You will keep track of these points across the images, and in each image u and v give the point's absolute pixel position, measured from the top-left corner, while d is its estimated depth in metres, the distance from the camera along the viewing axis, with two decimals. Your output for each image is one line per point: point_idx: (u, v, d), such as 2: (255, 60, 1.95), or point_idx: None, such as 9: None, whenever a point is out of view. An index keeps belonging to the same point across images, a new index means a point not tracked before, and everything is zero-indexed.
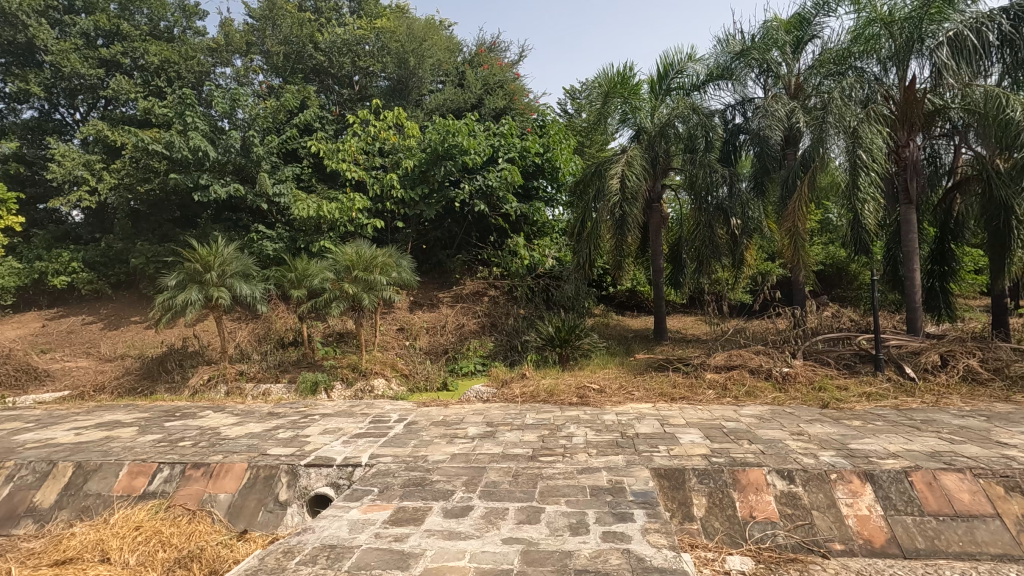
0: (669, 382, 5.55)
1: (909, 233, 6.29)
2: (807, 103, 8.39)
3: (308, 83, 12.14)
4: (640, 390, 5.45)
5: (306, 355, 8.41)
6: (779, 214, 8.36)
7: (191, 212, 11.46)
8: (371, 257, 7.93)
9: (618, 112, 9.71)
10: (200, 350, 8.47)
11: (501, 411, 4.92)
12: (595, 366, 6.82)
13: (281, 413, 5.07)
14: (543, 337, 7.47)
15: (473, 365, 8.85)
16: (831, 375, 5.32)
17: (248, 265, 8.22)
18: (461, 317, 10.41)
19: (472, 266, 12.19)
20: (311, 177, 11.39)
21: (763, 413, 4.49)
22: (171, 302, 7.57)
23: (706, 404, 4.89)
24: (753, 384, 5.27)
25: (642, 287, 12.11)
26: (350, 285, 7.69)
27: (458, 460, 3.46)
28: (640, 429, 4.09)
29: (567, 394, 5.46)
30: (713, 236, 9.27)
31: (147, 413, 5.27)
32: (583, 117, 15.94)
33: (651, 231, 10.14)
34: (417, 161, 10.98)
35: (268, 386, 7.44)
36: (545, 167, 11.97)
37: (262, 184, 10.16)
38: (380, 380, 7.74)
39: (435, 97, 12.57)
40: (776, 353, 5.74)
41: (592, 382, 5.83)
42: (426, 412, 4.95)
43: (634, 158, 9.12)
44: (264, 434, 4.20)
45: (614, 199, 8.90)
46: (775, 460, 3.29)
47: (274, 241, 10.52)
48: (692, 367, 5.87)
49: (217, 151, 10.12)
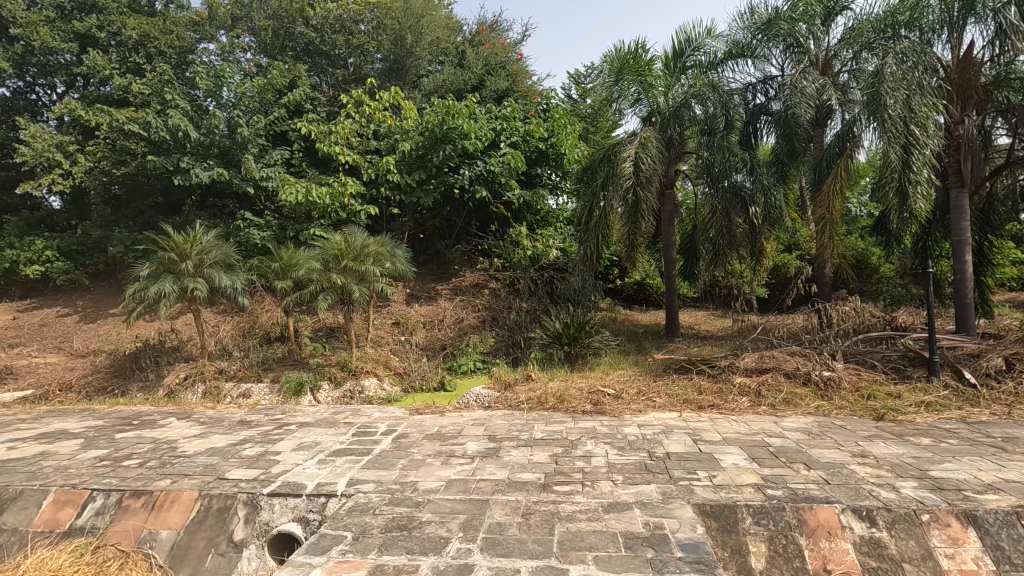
0: (692, 388, 4.93)
1: (960, 221, 5.64)
2: (837, 80, 7.72)
3: (298, 63, 11.44)
4: (662, 396, 4.82)
5: (293, 352, 7.78)
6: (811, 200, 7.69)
7: (175, 199, 10.80)
8: (362, 245, 7.26)
9: (631, 91, 8.97)
10: (178, 346, 7.85)
11: (506, 421, 4.29)
12: (608, 367, 6.19)
13: (253, 422, 4.44)
14: (549, 334, 6.83)
15: (472, 364, 8.24)
16: (879, 381, 4.69)
17: (230, 254, 7.58)
18: (461, 312, 9.78)
19: (472, 257, 11.54)
20: (302, 161, 10.71)
21: (811, 427, 3.85)
22: (143, 294, 6.93)
23: (740, 415, 4.26)
24: (791, 390, 4.63)
25: (652, 280, 11.48)
26: (338, 276, 7.03)
27: (455, 491, 2.85)
28: (671, 447, 3.45)
29: (578, 400, 4.82)
30: (731, 225, 8.67)
31: (102, 420, 4.65)
32: (588, 102, 15.22)
33: (664, 220, 9.48)
34: (414, 145, 10.31)
35: (250, 386, 6.81)
36: (549, 153, 11.30)
37: (249, 167, 9.47)
38: (371, 380, 7.10)
39: (434, 79, 11.92)
40: (814, 354, 5.10)
41: (606, 385, 5.20)
42: (420, 421, 4.32)
43: (648, 140, 8.47)
44: (227, 451, 3.57)
45: (626, 183, 8.30)
46: (846, 493, 2.66)
47: (261, 230, 9.87)
48: (719, 369, 5.22)
49: (200, 132, 9.43)
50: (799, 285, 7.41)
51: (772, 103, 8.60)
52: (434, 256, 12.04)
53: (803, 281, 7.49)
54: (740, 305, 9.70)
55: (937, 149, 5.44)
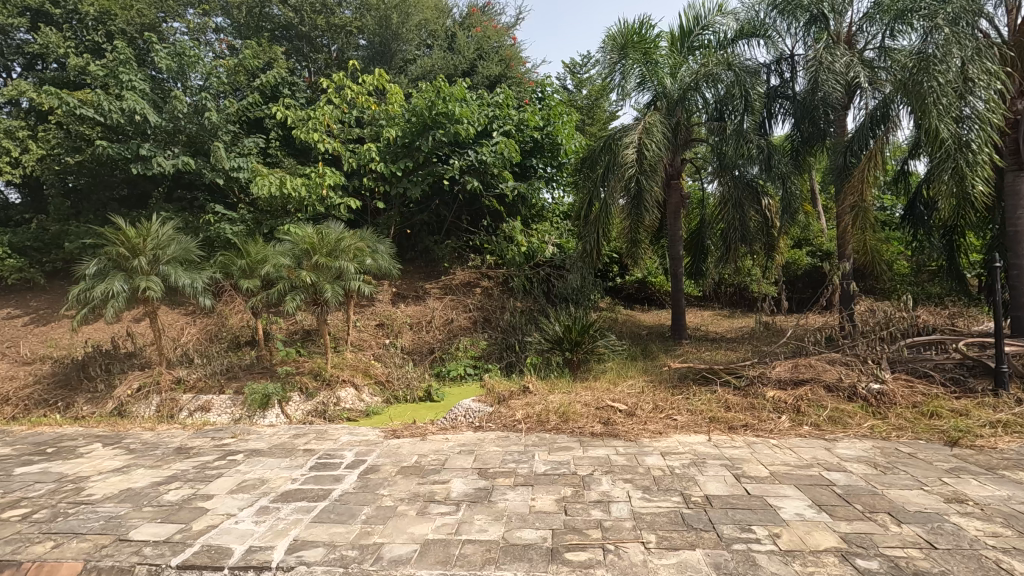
0: (718, 403, 4.21)
1: (1017, 209, 5.00)
2: (864, 56, 7.06)
3: (275, 44, 10.62)
4: (683, 413, 4.09)
5: (261, 359, 6.99)
6: (840, 188, 7.00)
7: (140, 190, 9.95)
8: (339, 239, 6.49)
9: (635, 73, 8.29)
10: (134, 352, 7.03)
11: (501, 448, 3.55)
12: (615, 376, 5.47)
13: (193, 450, 3.65)
14: (548, 338, 6.07)
15: (463, 369, 7.55)
16: (937, 395, 3.99)
17: (191, 249, 6.78)
18: (450, 312, 9.04)
19: (463, 253, 10.77)
20: (279, 150, 9.88)
21: (874, 457, 3.14)
22: (88, 294, 6.09)
23: (782, 439, 3.54)
24: (836, 407, 3.93)
25: (654, 278, 10.79)
26: (307, 273, 6.22)
27: (431, 560, 2.11)
28: (709, 487, 2.73)
29: (585, 419, 4.09)
30: (744, 217, 8.12)
31: (12, 448, 3.85)
32: (585, 93, 14.56)
33: (670, 213, 8.77)
34: (401, 131, 9.53)
35: (210, 398, 6.01)
36: (544, 143, 10.62)
37: (218, 155, 8.63)
38: (348, 391, 6.33)
39: (421, 63, 11.17)
40: (856, 361, 4.39)
41: (615, 399, 4.47)
42: (395, 449, 3.56)
43: (654, 124, 7.76)
44: (142, 497, 2.79)
45: (630, 172, 7.59)
46: (966, 567, 1.95)
47: (233, 224, 9.09)
48: (746, 380, 4.49)
49: (162, 116, 8.57)
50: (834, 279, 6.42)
51: (789, 86, 7.93)
52: (423, 253, 11.28)
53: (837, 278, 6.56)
54: (760, 313, 8.94)
55: (998, 125, 4.77)
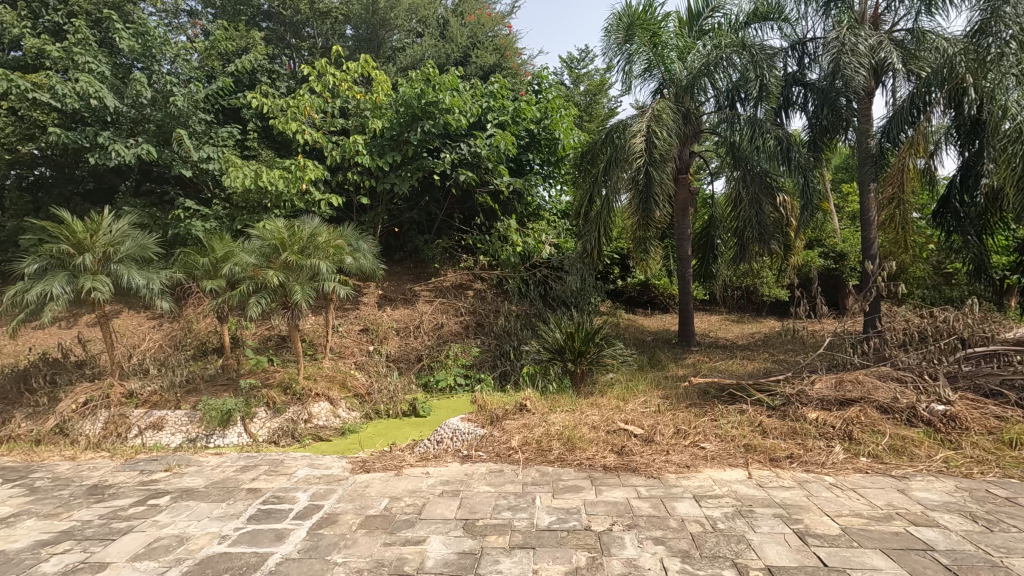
0: (752, 428, 3.54)
1: None
2: (894, 37, 6.43)
3: (254, 29, 9.93)
4: (713, 440, 3.42)
5: (227, 369, 6.27)
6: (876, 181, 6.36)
7: (107, 184, 9.21)
8: (313, 235, 5.79)
9: (642, 59, 7.75)
10: (85, 360, 6.29)
11: (494, 488, 2.85)
12: (624, 390, 4.81)
13: (109, 491, 2.93)
14: (548, 347, 5.33)
15: (453, 380, 6.87)
16: (1015, 419, 3.34)
17: (148, 246, 6.06)
18: (440, 316, 8.37)
19: (455, 253, 10.11)
20: (256, 142, 9.17)
21: (966, 505, 2.48)
22: (24, 296, 5.36)
23: (841, 476, 2.87)
24: (898, 434, 3.27)
25: (658, 280, 10.16)
26: (274, 273, 5.49)
27: None
28: (771, 555, 2.05)
29: (595, 447, 3.41)
30: (760, 214, 7.51)
31: None
32: (582, 89, 14.07)
33: (678, 209, 8.11)
34: (388, 122, 8.78)
35: (164, 414, 5.29)
36: (541, 137, 9.98)
37: (185, 145, 7.89)
38: (322, 406, 5.64)
39: (411, 51, 10.53)
40: (911, 377, 3.75)
41: (629, 421, 3.81)
42: (361, 489, 2.86)
43: (663, 111, 7.16)
44: (10, 569, 2.09)
45: (637, 162, 6.96)
46: None
47: (205, 220, 8.37)
48: (781, 398, 3.83)
49: (124, 101, 7.83)
50: (879, 282, 5.70)
51: (809, 72, 7.30)
52: (411, 253, 10.54)
53: (886, 279, 5.79)
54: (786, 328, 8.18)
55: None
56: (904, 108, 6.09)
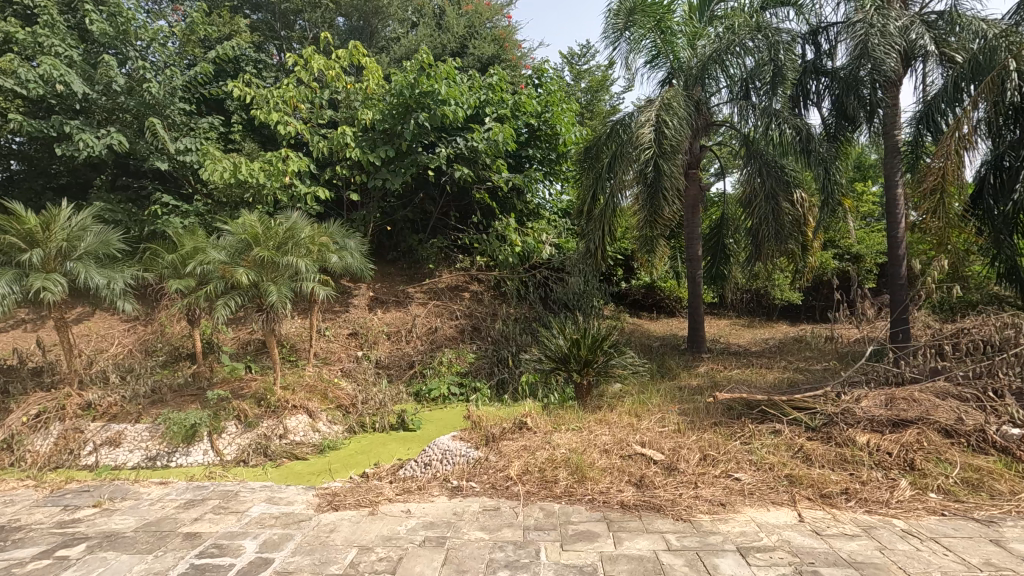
0: (792, 454, 3.03)
1: None
2: (924, 18, 5.90)
3: (238, 15, 9.40)
4: (748, 469, 2.89)
5: (198, 377, 5.73)
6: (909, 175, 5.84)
7: (81, 180, 8.67)
8: (290, 230, 5.26)
9: (647, 45, 7.26)
10: (42, 367, 5.74)
11: (488, 535, 2.33)
12: (637, 404, 4.29)
13: (15, 537, 2.40)
14: (551, 355, 4.78)
15: (446, 389, 6.32)
16: None
17: (112, 243, 5.53)
18: (434, 320, 7.85)
19: (450, 253, 9.58)
20: (240, 134, 8.65)
21: None
22: None
23: (912, 520, 2.35)
24: (970, 463, 2.75)
25: (664, 282, 9.65)
26: (244, 272, 4.95)
27: None
28: None
29: (609, 477, 2.88)
30: (777, 212, 7.00)
31: None
32: (583, 85, 13.63)
33: (688, 207, 7.59)
34: (378, 112, 8.25)
35: (122, 429, 4.75)
36: (540, 131, 9.47)
37: (159, 135, 7.36)
38: (301, 419, 5.09)
39: (406, 41, 10.02)
40: (974, 394, 3.24)
41: (646, 444, 3.29)
42: (325, 536, 2.34)
43: (673, 100, 6.66)
44: None
45: (645, 154, 6.41)
46: None
47: (183, 216, 7.83)
48: (822, 417, 3.31)
49: (95, 88, 7.30)
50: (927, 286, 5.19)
51: (829, 60, 6.77)
52: (406, 253, 9.88)
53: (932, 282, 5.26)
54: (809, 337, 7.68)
55: None
56: (940, 95, 5.58)
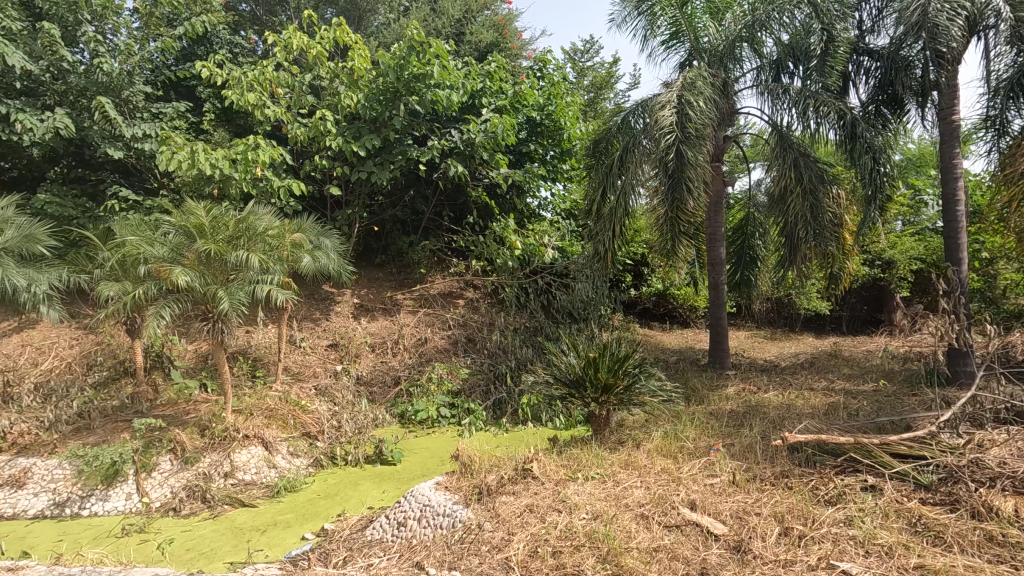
0: (911, 529, 2.15)
1: None
2: None
3: None
4: (857, 556, 2.01)
5: (139, 399, 4.82)
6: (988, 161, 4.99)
7: (35, 173, 7.77)
8: (246, 223, 4.37)
9: (666, 23, 6.45)
10: None
11: None
12: (670, 441, 3.38)
13: None
14: (561, 378, 3.88)
15: (435, 411, 5.42)
16: None
17: (38, 238, 4.66)
18: (424, 330, 6.95)
19: (443, 256, 8.69)
20: (210, 122, 7.80)
21: None
22: None
23: None
24: None
25: (678, 289, 8.77)
26: (185, 271, 4.05)
27: None
28: None
29: (658, 565, 2.01)
30: (816, 209, 6.14)
31: None
32: (586, 82, 12.84)
33: (712, 204, 6.73)
34: (363, 98, 7.39)
35: (31, 465, 3.85)
36: (543, 123, 8.63)
37: (112, 118, 6.47)
38: (255, 451, 4.18)
39: (396, 25, 9.21)
40: None
41: (701, 507, 2.41)
42: None
43: (697, 80, 5.85)
44: None
45: (666, 139, 5.57)
46: None
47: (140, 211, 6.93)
48: (937, 474, 2.44)
49: (39, 65, 6.44)
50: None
51: (873, 38, 5.97)
52: (396, 256, 8.94)
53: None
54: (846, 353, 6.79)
55: None
56: None
